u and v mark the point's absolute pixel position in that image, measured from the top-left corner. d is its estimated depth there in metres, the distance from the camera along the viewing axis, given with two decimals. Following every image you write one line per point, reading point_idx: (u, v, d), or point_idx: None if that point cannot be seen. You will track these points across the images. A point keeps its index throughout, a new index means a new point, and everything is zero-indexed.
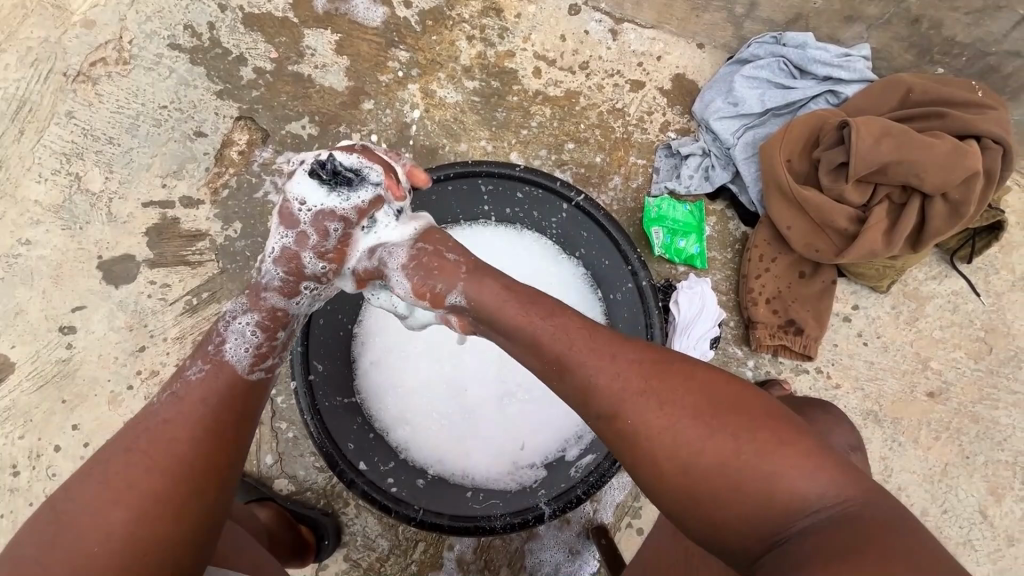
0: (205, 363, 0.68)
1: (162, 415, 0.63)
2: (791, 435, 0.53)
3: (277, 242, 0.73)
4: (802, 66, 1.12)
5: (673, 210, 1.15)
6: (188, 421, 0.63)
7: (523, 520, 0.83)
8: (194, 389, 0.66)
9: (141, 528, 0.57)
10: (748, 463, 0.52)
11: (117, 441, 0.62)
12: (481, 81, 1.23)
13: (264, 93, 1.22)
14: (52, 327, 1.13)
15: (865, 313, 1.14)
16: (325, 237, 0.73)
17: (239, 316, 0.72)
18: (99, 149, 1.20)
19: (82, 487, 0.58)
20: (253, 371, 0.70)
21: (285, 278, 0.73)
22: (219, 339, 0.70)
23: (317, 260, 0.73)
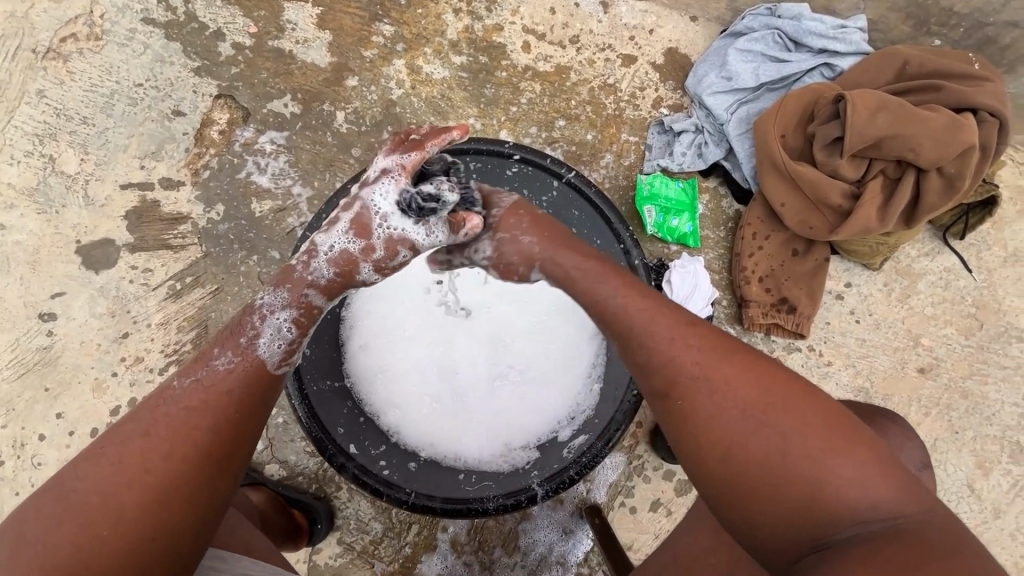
0: (236, 354, 0.64)
1: (182, 400, 0.60)
2: (846, 442, 0.53)
3: (338, 243, 0.68)
4: (797, 39, 1.09)
5: (666, 187, 1.13)
6: (209, 410, 0.60)
7: (516, 502, 0.84)
8: (219, 377, 0.62)
9: (147, 517, 0.54)
10: (794, 462, 0.53)
11: (135, 421, 0.58)
12: (469, 56, 1.20)
13: (243, 70, 1.18)
14: (31, 315, 1.10)
15: (857, 291, 1.13)
16: (391, 254, 0.70)
17: (277, 311, 0.67)
18: (73, 129, 1.16)
19: (94, 465, 0.55)
20: (281, 366, 0.67)
21: (334, 279, 0.69)
22: (252, 331, 0.65)
23: (374, 273, 0.70)
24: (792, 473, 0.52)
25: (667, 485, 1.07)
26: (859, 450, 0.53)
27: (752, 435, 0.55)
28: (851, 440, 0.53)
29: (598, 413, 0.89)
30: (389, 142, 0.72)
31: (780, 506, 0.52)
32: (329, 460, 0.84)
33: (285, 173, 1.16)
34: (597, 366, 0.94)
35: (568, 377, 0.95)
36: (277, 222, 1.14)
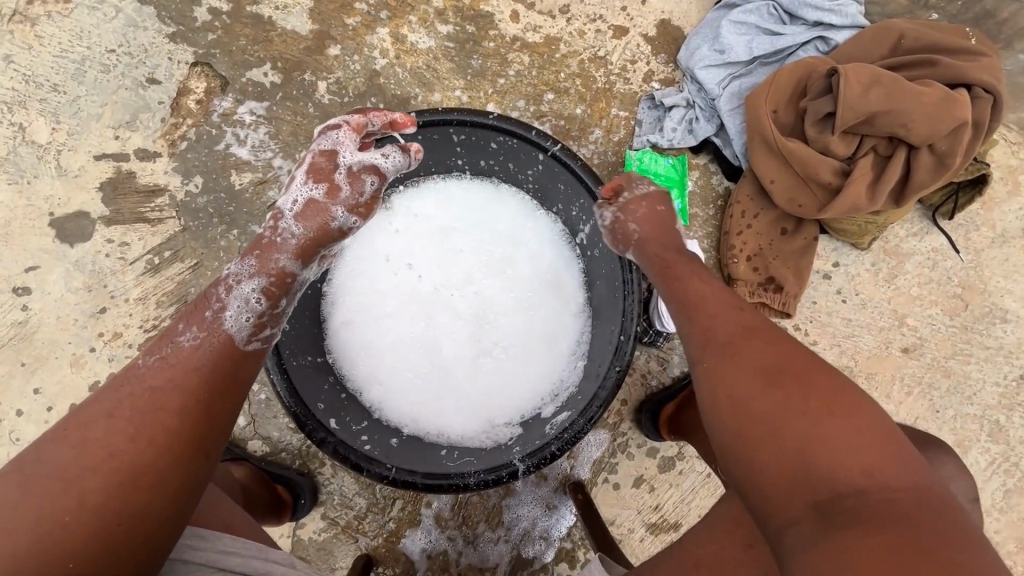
0: (200, 330, 0.66)
1: (147, 378, 0.60)
2: (876, 436, 0.53)
3: (303, 192, 0.76)
4: (792, 11, 1.06)
5: (655, 163, 1.12)
6: (177, 390, 0.60)
7: (497, 477, 0.79)
8: (183, 353, 0.63)
9: (116, 497, 0.53)
10: (794, 427, 0.55)
11: (100, 401, 0.58)
12: (455, 25, 1.16)
13: (221, 37, 1.13)
14: (5, 289, 1.08)
15: (844, 271, 1.13)
16: (358, 190, 0.78)
17: (244, 281, 0.70)
18: (43, 97, 1.12)
19: (58, 448, 0.54)
20: (252, 340, 0.69)
21: (304, 234, 0.74)
22: (218, 305, 0.68)
23: (347, 214, 0.77)
24: (809, 443, 0.54)
25: (651, 461, 1.07)
26: (892, 451, 0.53)
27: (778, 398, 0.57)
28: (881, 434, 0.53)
29: (582, 389, 0.87)
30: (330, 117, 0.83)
31: (788, 469, 0.54)
32: (308, 436, 0.78)
33: (265, 146, 1.12)
34: (583, 343, 0.94)
35: (553, 354, 0.95)
36: (258, 195, 1.11)
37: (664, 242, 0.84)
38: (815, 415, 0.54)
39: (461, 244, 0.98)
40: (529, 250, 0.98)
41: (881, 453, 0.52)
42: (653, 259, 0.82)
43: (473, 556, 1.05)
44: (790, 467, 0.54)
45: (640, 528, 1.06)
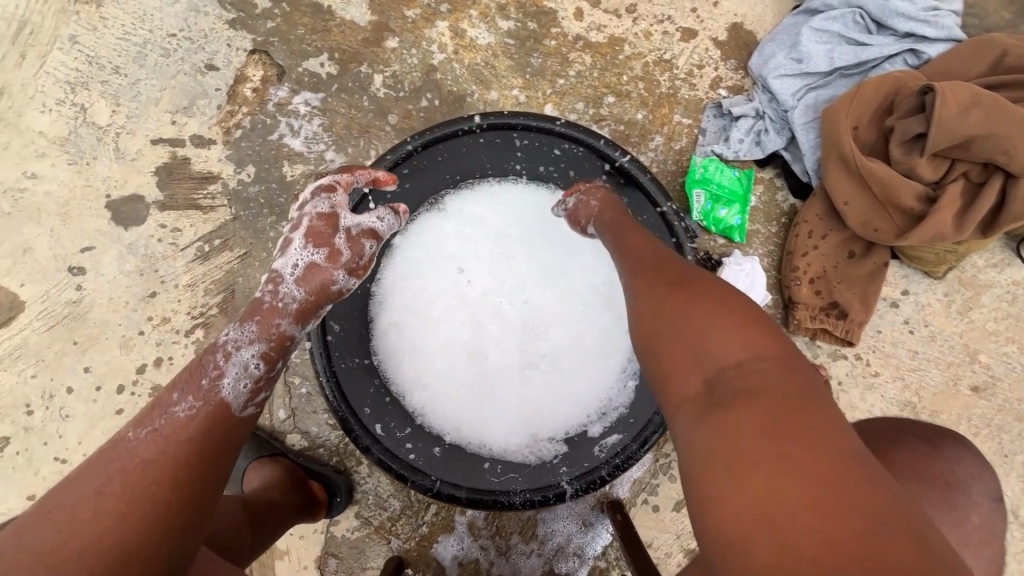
0: (197, 399, 0.61)
1: (138, 451, 0.55)
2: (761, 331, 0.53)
3: (302, 256, 0.73)
4: (880, 20, 0.99)
5: (720, 174, 1.06)
6: (169, 465, 0.55)
7: (543, 498, 0.83)
8: (178, 426, 0.58)
9: None
10: (693, 315, 0.56)
11: (81, 483, 0.52)
12: (516, 21, 1.12)
13: (280, 25, 1.12)
14: (61, 268, 1.10)
15: (914, 300, 1.06)
16: (357, 254, 0.76)
17: (243, 348, 0.67)
18: (104, 79, 1.13)
19: (35, 535, 0.49)
20: (246, 409, 0.64)
21: (307, 299, 0.72)
22: (216, 372, 0.64)
23: (348, 277, 0.75)
24: (698, 347, 0.54)
25: None
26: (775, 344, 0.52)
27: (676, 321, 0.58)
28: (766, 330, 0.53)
29: (633, 412, 0.88)
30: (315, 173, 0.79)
31: (685, 370, 0.53)
32: (355, 442, 0.83)
33: (318, 138, 1.11)
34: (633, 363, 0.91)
35: (603, 370, 0.90)
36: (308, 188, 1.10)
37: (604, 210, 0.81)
38: (714, 307, 0.55)
39: (510, 247, 0.94)
40: (583, 262, 0.94)
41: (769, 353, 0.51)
42: (605, 224, 0.79)
43: (504, 567, 1.03)
44: (687, 352, 0.54)
45: (678, 553, 1.03)
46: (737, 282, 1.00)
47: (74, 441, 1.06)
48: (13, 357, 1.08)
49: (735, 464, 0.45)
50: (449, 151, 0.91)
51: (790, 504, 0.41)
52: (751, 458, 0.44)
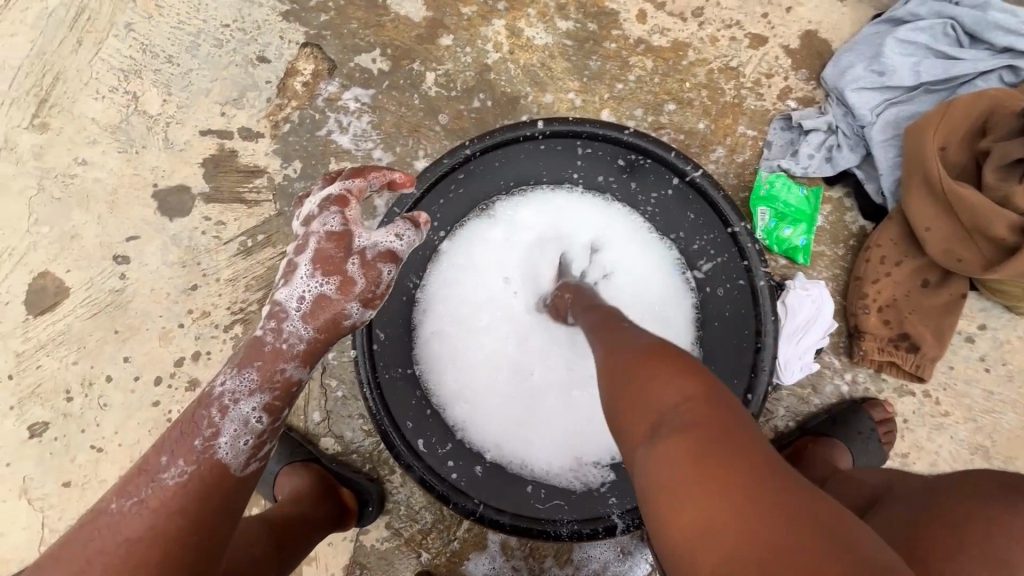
0: (188, 464, 0.60)
1: (124, 526, 0.56)
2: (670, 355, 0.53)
3: (309, 288, 0.68)
4: (974, 33, 0.92)
5: (787, 191, 1.00)
6: (153, 541, 0.55)
7: (593, 531, 0.79)
8: (169, 494, 0.58)
9: None
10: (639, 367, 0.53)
11: (72, 560, 0.54)
12: (576, 22, 1.08)
13: (333, 18, 1.10)
14: (106, 256, 1.09)
15: (992, 335, 0.98)
16: (371, 281, 0.69)
17: (241, 402, 0.64)
18: (157, 68, 1.12)
19: None
20: (249, 464, 0.64)
21: (317, 337, 0.68)
22: (210, 432, 0.62)
23: (363, 308, 0.70)
24: (633, 396, 0.51)
25: None
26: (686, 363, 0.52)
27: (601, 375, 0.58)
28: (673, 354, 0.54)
29: None
30: (323, 185, 0.73)
31: (637, 419, 0.50)
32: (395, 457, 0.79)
33: (367, 135, 1.08)
34: None
35: None
36: None
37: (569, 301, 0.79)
38: (663, 359, 0.53)
39: (558, 261, 0.89)
40: (636, 278, 0.88)
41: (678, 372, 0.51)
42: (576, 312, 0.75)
43: None
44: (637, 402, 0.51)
45: None
46: (802, 307, 0.94)
47: (111, 431, 1.06)
48: (56, 343, 1.08)
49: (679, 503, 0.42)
50: (506, 155, 0.87)
51: (725, 526, 0.39)
52: (690, 491, 0.41)
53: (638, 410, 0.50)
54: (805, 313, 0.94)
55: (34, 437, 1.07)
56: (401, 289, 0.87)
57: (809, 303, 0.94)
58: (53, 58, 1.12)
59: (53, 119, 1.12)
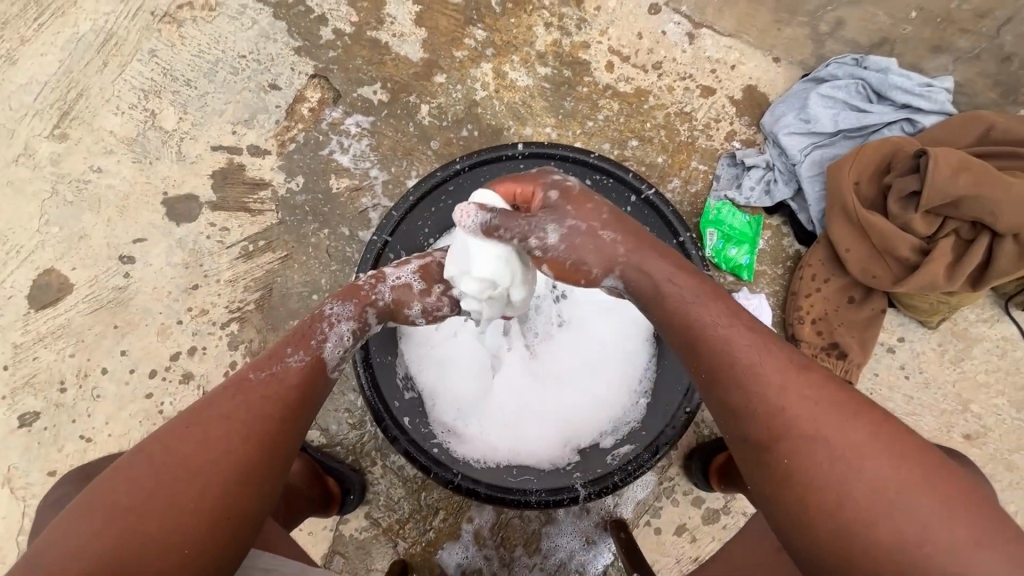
0: (306, 354, 0.70)
1: (264, 390, 0.65)
2: (893, 444, 0.56)
3: (406, 275, 0.78)
4: (880, 91, 1.12)
5: (732, 217, 1.15)
6: (284, 404, 0.65)
7: (559, 500, 0.84)
8: (292, 373, 0.68)
9: (232, 495, 0.59)
10: (803, 440, 0.58)
11: (224, 401, 0.63)
12: (553, 68, 1.24)
13: (340, 55, 1.24)
14: (112, 256, 1.17)
15: (910, 347, 1.12)
16: (439, 303, 0.78)
17: (341, 320, 0.73)
18: (176, 89, 1.24)
19: (183, 441, 0.60)
20: (334, 371, 0.73)
21: (389, 303, 0.77)
22: (321, 336, 0.72)
23: (422, 316, 0.78)
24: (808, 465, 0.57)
25: (695, 511, 1.06)
26: (820, 396, 0.60)
27: (793, 440, 0.59)
28: (891, 433, 0.57)
29: (645, 425, 0.89)
30: None
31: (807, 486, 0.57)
32: (383, 431, 0.85)
33: (365, 156, 1.21)
34: (647, 379, 0.93)
35: (620, 383, 0.94)
36: (352, 201, 1.19)
37: (602, 247, 0.70)
38: (825, 423, 0.58)
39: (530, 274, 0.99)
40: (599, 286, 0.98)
41: (914, 472, 0.55)
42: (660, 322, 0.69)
43: None
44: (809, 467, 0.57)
45: None
46: None
47: (101, 421, 1.10)
48: (55, 335, 1.13)
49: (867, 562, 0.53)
50: (489, 172, 0.98)
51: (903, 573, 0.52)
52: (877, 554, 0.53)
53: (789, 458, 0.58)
54: None
55: (23, 427, 1.10)
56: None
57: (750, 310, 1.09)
58: (79, 77, 1.23)
59: (74, 130, 1.22)
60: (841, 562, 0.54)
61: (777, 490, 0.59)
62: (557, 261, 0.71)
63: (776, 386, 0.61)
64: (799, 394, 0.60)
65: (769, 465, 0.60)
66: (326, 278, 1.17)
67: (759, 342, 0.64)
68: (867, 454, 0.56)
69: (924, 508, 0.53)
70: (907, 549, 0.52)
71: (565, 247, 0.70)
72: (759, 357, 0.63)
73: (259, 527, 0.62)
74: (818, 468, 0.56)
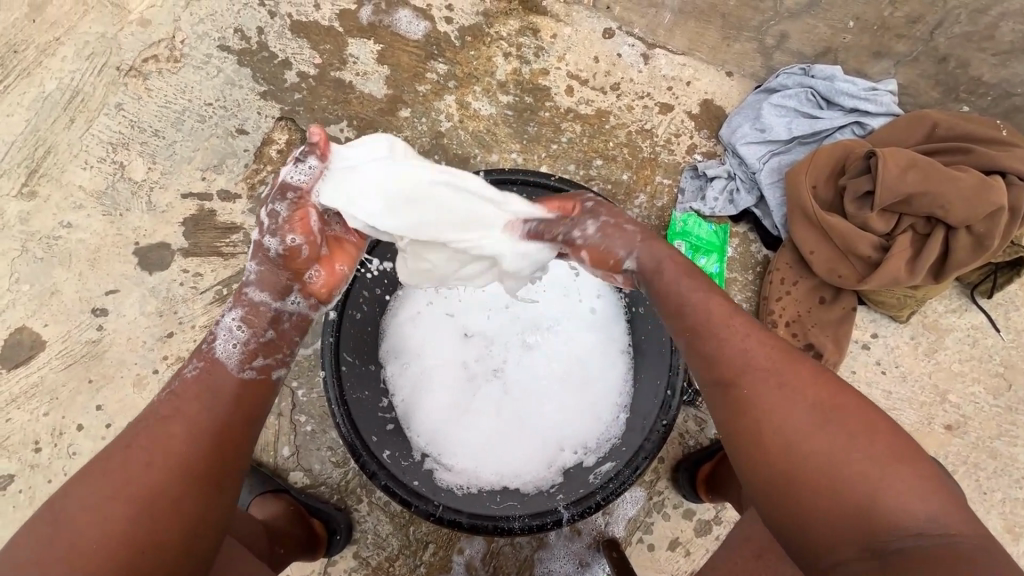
0: (200, 361, 0.72)
1: (162, 411, 0.68)
2: (836, 390, 0.61)
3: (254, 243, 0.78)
4: (829, 98, 1.17)
5: (698, 227, 1.18)
6: (186, 418, 0.67)
7: (543, 523, 0.82)
8: (190, 384, 0.70)
9: (137, 520, 0.60)
10: (763, 381, 0.63)
11: (125, 436, 0.66)
12: (515, 96, 1.27)
13: (306, 96, 1.26)
14: (85, 309, 1.16)
15: (883, 342, 1.14)
16: (275, 213, 0.75)
17: (225, 313, 0.75)
18: (144, 140, 1.25)
19: (85, 483, 0.62)
20: (244, 369, 0.73)
21: (259, 269, 0.76)
22: (211, 336, 0.74)
23: (274, 239, 0.75)
24: (770, 402, 0.61)
25: (687, 523, 1.06)
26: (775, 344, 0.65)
27: (751, 387, 0.63)
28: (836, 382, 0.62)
29: (625, 440, 0.88)
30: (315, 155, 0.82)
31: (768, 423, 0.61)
32: (361, 467, 0.83)
33: None
34: (625, 393, 0.94)
35: (595, 403, 0.94)
36: None
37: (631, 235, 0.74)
38: (778, 364, 0.63)
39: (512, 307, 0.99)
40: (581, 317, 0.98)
41: (853, 414, 0.59)
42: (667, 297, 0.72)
43: None
44: (767, 404, 0.61)
45: None
46: None
47: None
48: (28, 395, 1.12)
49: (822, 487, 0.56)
50: None
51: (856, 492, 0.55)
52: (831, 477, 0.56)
53: (751, 398, 0.62)
54: None
55: None
56: (378, 300, 0.95)
57: None
58: (46, 134, 1.24)
59: (42, 187, 1.22)
60: (798, 503, 0.57)
61: (735, 436, 0.63)
62: (594, 249, 0.75)
63: (735, 340, 0.65)
64: (755, 345, 0.65)
65: (730, 411, 0.64)
66: None
67: (723, 306, 0.68)
68: (810, 397, 0.61)
69: (863, 445, 0.57)
70: (852, 486, 0.55)
71: (600, 236, 0.75)
72: (724, 314, 0.67)
73: (187, 545, 0.62)
74: (777, 402, 0.61)
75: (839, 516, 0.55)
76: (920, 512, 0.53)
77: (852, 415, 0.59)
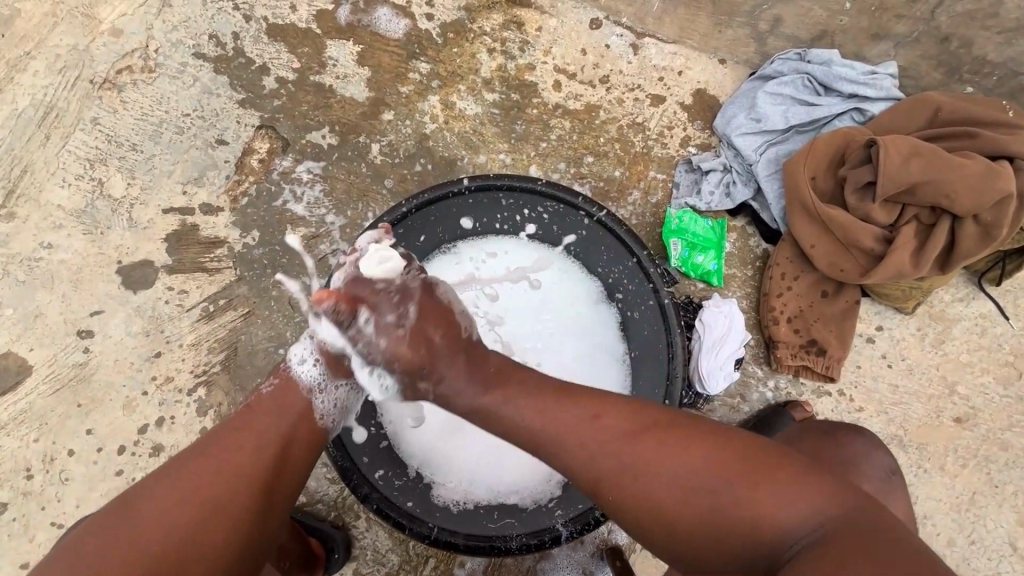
0: (276, 378, 0.74)
1: (237, 420, 0.69)
2: (663, 435, 0.61)
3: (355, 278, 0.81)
4: (827, 83, 1.12)
5: (695, 224, 1.14)
6: (257, 433, 0.67)
7: (540, 542, 0.84)
8: (262, 400, 0.72)
9: (201, 522, 0.60)
10: (608, 457, 0.62)
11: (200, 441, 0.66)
12: (501, 93, 1.23)
13: (286, 103, 1.22)
14: (70, 331, 1.14)
15: (889, 335, 1.11)
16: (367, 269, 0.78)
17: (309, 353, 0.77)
18: (121, 155, 1.22)
19: (156, 482, 0.62)
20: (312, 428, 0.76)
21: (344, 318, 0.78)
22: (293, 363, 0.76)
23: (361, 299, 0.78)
24: (625, 474, 0.61)
25: None
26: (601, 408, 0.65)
27: (602, 467, 0.62)
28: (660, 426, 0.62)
29: None
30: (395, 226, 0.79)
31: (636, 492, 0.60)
32: (353, 490, 0.85)
33: (320, 202, 1.19)
34: None
35: None
36: (310, 248, 1.17)
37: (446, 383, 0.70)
38: (611, 433, 0.63)
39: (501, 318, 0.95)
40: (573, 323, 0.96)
41: (679, 438, 0.61)
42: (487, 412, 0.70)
43: None
44: (623, 475, 0.61)
45: None
46: (716, 323, 1.06)
47: (72, 505, 1.07)
48: (17, 422, 1.10)
49: (703, 528, 0.57)
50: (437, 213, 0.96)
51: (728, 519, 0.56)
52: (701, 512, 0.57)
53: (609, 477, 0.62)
54: (712, 328, 1.06)
55: None
56: None
57: (714, 319, 1.06)
58: (22, 152, 1.20)
59: (20, 208, 1.19)
60: (694, 550, 0.58)
61: (626, 516, 0.62)
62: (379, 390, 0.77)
63: (565, 427, 0.64)
64: (585, 423, 0.64)
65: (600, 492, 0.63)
66: (291, 329, 1.15)
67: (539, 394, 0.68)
68: (652, 451, 0.60)
69: (708, 473, 0.58)
70: (722, 515, 0.56)
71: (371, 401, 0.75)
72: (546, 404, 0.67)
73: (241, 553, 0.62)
74: (628, 469, 0.61)
75: (739, 552, 0.56)
76: (783, 512, 0.55)
77: (688, 442, 0.60)
